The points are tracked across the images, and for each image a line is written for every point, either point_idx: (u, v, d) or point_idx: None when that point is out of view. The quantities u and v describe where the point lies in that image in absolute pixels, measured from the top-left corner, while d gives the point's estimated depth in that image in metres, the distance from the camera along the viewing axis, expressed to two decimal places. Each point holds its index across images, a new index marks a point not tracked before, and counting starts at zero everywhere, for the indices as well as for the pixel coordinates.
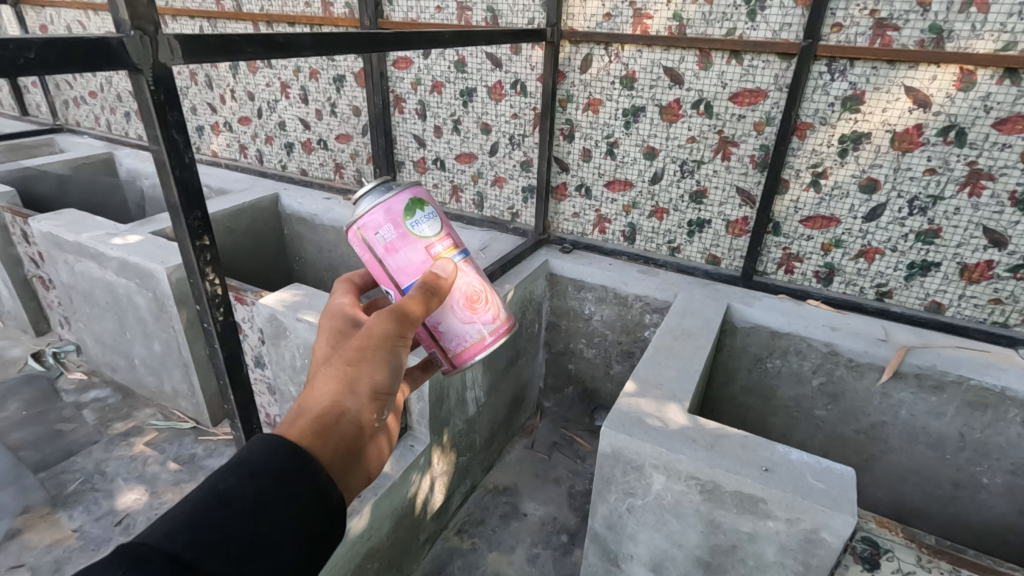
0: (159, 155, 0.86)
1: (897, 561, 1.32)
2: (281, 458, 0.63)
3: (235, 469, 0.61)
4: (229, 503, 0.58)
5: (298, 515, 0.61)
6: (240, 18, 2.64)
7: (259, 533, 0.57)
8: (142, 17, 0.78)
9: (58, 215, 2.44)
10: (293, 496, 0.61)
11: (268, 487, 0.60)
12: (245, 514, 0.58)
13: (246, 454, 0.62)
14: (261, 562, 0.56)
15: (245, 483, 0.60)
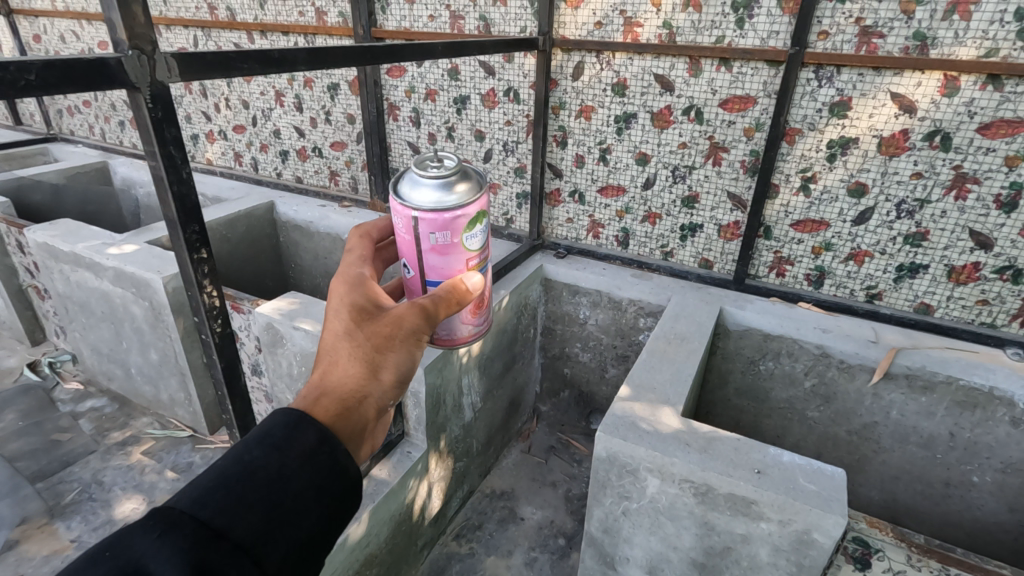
0: (157, 171, 0.88)
1: (887, 561, 1.34)
2: (305, 434, 0.66)
3: (259, 442, 0.64)
4: (253, 474, 0.61)
5: (318, 485, 0.63)
6: (234, 28, 2.65)
7: (283, 501, 0.60)
8: (139, 37, 0.79)
9: (53, 225, 2.45)
10: (313, 469, 0.64)
11: (290, 460, 0.63)
12: (269, 483, 0.61)
13: (270, 428, 0.65)
14: (283, 530, 0.59)
15: (268, 456, 0.62)
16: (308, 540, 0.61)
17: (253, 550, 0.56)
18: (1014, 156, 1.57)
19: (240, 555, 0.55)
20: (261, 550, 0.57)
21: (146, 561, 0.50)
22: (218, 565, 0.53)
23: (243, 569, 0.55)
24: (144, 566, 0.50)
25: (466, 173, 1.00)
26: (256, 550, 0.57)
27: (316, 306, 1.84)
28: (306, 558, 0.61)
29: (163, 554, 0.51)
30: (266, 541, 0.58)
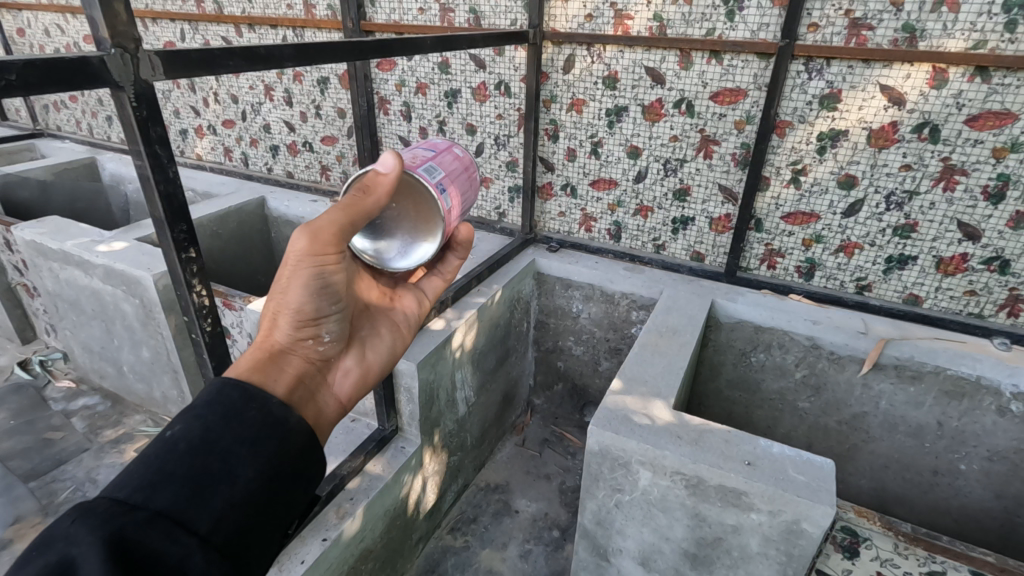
0: (143, 170, 0.87)
1: (875, 549, 1.37)
2: (227, 397, 0.65)
3: (182, 416, 0.63)
4: (175, 446, 0.60)
5: (250, 441, 0.63)
6: (221, 21, 2.62)
7: (209, 464, 0.60)
8: (122, 35, 0.79)
9: (40, 222, 2.42)
10: (240, 428, 0.63)
11: (213, 424, 0.62)
12: (194, 452, 0.60)
13: (192, 401, 0.65)
14: (214, 492, 0.59)
15: (190, 426, 0.62)
16: (249, 495, 0.61)
17: (182, 517, 0.56)
18: (1001, 147, 1.58)
19: (163, 522, 0.54)
20: (189, 513, 0.56)
21: (68, 549, 0.50)
22: (140, 535, 0.52)
23: (170, 535, 0.54)
24: (67, 556, 0.50)
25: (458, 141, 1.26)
26: (185, 516, 0.56)
27: None
28: (250, 512, 0.60)
29: (79, 535, 0.50)
30: (193, 505, 0.57)
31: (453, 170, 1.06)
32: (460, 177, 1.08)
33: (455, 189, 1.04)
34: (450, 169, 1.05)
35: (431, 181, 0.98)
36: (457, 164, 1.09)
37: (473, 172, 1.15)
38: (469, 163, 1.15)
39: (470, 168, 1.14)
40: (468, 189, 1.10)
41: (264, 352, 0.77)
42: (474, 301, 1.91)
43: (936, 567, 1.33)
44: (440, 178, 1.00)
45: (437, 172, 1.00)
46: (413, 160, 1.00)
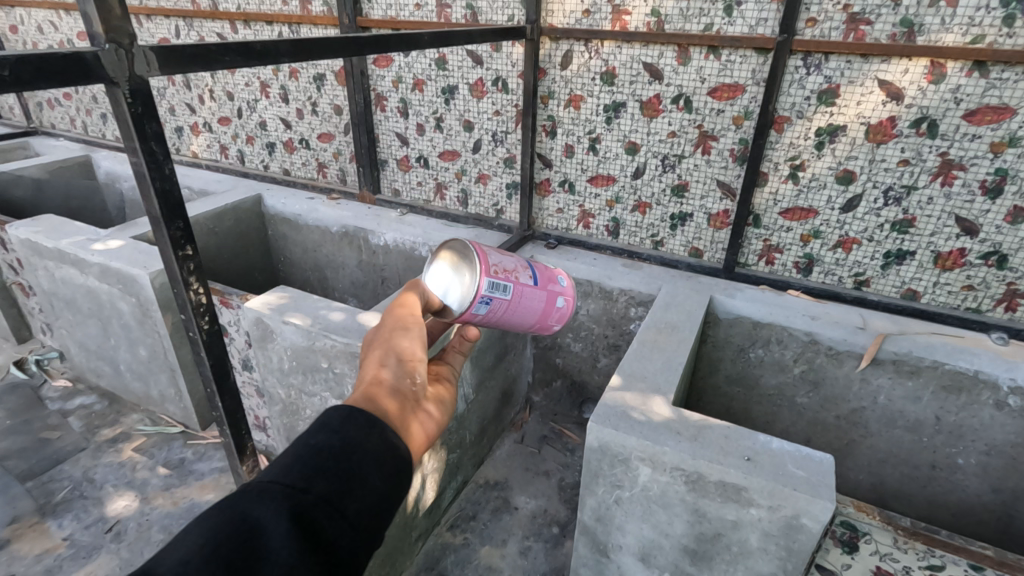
0: (139, 167, 0.86)
1: (874, 543, 1.37)
2: (357, 415, 0.69)
3: (319, 429, 0.66)
4: (322, 449, 0.63)
5: (382, 457, 0.66)
6: (216, 17, 2.60)
7: (354, 463, 0.63)
8: (116, 30, 0.78)
9: (35, 220, 2.41)
10: (372, 438, 0.67)
11: (353, 430, 0.67)
12: (336, 455, 0.63)
13: (324, 416, 0.68)
14: (354, 490, 0.62)
15: (330, 435, 0.65)
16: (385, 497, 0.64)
17: (333, 507, 0.60)
18: (999, 142, 1.58)
19: (322, 508, 0.59)
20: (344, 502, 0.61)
21: (254, 516, 0.57)
22: (308, 513, 0.58)
23: (327, 520, 0.59)
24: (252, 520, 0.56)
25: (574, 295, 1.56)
26: (335, 506, 0.60)
27: (305, 301, 1.84)
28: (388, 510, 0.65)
29: (262, 511, 0.57)
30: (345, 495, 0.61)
31: (515, 304, 1.34)
32: (513, 313, 1.36)
33: (495, 312, 1.31)
34: (512, 300, 1.33)
35: (486, 292, 1.25)
36: (524, 305, 1.37)
37: (531, 321, 1.43)
38: (538, 314, 1.43)
39: (535, 316, 1.42)
40: (508, 323, 1.38)
41: (371, 383, 0.80)
42: None
43: (935, 561, 1.33)
44: (491, 297, 1.27)
45: (496, 293, 1.27)
46: (501, 271, 1.29)
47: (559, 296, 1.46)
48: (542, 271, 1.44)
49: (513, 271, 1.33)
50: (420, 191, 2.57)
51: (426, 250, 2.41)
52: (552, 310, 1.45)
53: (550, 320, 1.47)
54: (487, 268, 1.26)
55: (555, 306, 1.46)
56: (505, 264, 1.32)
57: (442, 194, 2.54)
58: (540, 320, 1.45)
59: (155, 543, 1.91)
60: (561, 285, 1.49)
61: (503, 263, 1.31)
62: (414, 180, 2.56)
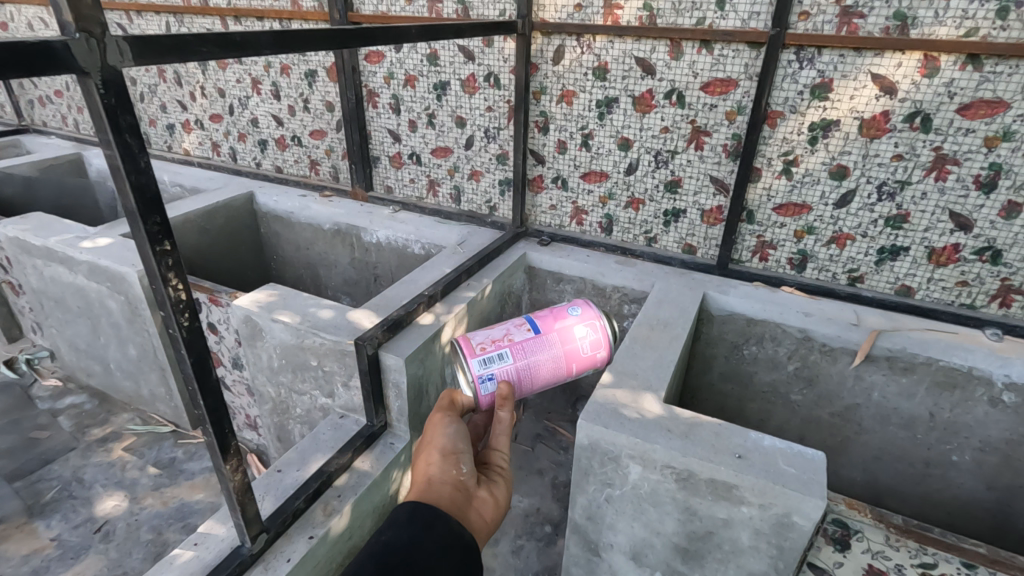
0: (113, 160, 0.84)
1: (866, 541, 1.36)
2: (424, 512, 0.93)
3: (390, 527, 0.89)
4: (392, 545, 0.84)
5: (442, 549, 0.87)
6: (207, 13, 2.58)
7: (419, 560, 0.83)
8: (86, 19, 0.76)
9: (24, 218, 2.38)
10: (431, 533, 0.89)
11: (417, 531, 0.88)
12: (404, 550, 0.84)
13: (393, 517, 0.91)
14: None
15: (398, 533, 0.87)
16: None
17: None
18: (993, 136, 1.57)
19: None
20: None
21: None
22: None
23: None
24: None
25: (604, 319, 1.57)
26: None
27: (295, 298, 1.82)
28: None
29: None
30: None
31: (527, 361, 1.45)
32: (534, 370, 1.46)
33: (511, 378, 1.43)
34: (519, 360, 1.44)
35: (481, 371, 1.39)
36: (536, 356, 1.46)
37: (564, 363, 1.50)
38: (563, 354, 1.49)
39: (561, 358, 1.49)
40: (541, 377, 1.48)
41: (423, 483, 1.03)
42: (464, 295, 1.89)
43: (928, 559, 1.32)
44: (491, 371, 1.40)
45: (493, 365, 1.40)
46: (490, 344, 1.43)
47: (572, 327, 1.51)
48: (546, 318, 1.52)
49: (506, 337, 1.46)
50: (413, 189, 2.56)
51: (420, 248, 2.39)
52: (573, 344, 1.50)
53: (577, 353, 1.51)
54: (473, 349, 1.41)
55: (577, 338, 1.51)
56: (496, 336, 1.46)
57: (435, 191, 2.52)
58: (571, 360, 1.51)
59: (144, 544, 1.90)
60: (574, 316, 1.53)
61: (488, 338, 1.45)
62: (407, 176, 2.54)
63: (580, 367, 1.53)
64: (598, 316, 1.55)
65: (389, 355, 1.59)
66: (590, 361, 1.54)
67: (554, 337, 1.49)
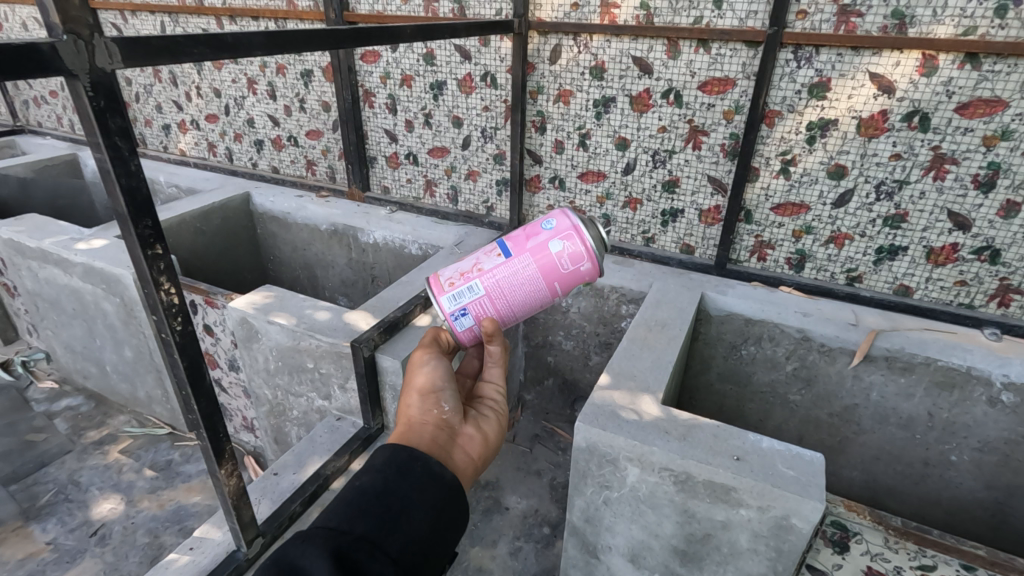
0: (103, 163, 0.83)
1: (865, 543, 1.35)
2: (400, 456, 0.86)
3: (366, 471, 0.83)
4: (365, 493, 0.79)
5: (419, 489, 0.82)
6: (202, 13, 2.56)
7: (391, 505, 0.78)
8: (74, 20, 0.75)
9: (18, 220, 2.37)
10: (409, 479, 0.83)
11: (391, 475, 0.82)
12: (380, 496, 0.79)
13: (371, 460, 0.85)
14: (398, 526, 0.77)
15: (373, 478, 0.81)
16: (422, 533, 0.78)
17: (375, 542, 0.74)
18: (991, 135, 1.56)
19: (366, 545, 0.73)
20: (383, 539, 0.74)
21: (300, 561, 0.68)
22: (351, 553, 0.71)
23: (369, 553, 0.72)
24: (298, 565, 0.68)
25: (589, 225, 1.20)
26: (377, 540, 0.74)
27: (291, 300, 1.81)
28: (424, 546, 0.77)
29: (307, 556, 0.68)
30: (385, 533, 0.75)
31: (499, 290, 1.18)
32: (510, 298, 1.19)
33: (489, 312, 1.20)
34: (492, 290, 1.19)
35: (451, 310, 1.19)
36: (509, 282, 1.18)
37: (544, 283, 1.19)
38: (543, 275, 1.18)
39: (539, 279, 1.18)
40: (523, 305, 1.21)
41: (405, 425, 1.00)
42: None
43: (926, 561, 1.32)
44: (463, 306, 1.19)
45: (464, 300, 1.18)
46: (458, 277, 1.20)
47: (548, 241, 1.18)
48: (517, 234, 1.21)
49: (475, 267, 1.20)
50: (410, 189, 2.54)
51: (417, 249, 2.38)
52: (552, 261, 1.18)
53: (560, 271, 1.19)
54: (440, 287, 1.21)
55: (554, 254, 1.18)
56: (465, 267, 1.22)
57: (433, 191, 2.51)
58: (553, 278, 1.19)
59: (141, 547, 1.89)
60: (548, 229, 1.19)
61: (452, 272, 1.22)
62: (404, 177, 2.53)
63: (569, 286, 1.22)
64: (579, 225, 1.19)
65: (384, 356, 1.58)
66: (581, 278, 1.21)
67: (526, 256, 1.18)
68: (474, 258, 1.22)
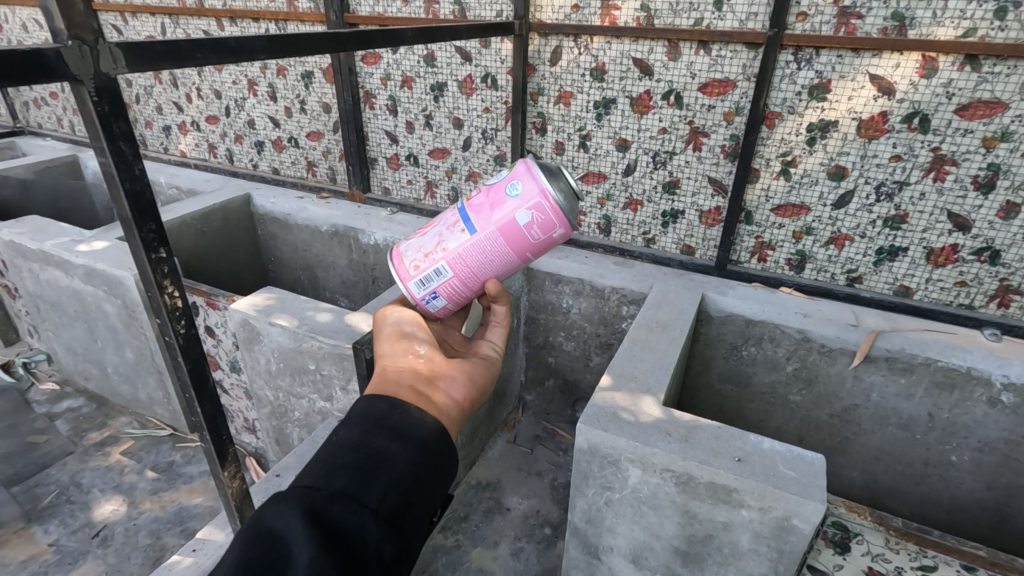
0: (107, 168, 0.84)
1: (866, 544, 1.36)
2: (377, 405, 0.84)
3: (343, 426, 0.81)
4: (342, 447, 0.77)
5: (397, 439, 0.80)
6: (202, 14, 2.57)
7: (369, 457, 0.77)
8: (79, 26, 0.75)
9: (19, 222, 2.37)
10: (388, 429, 0.81)
11: (368, 428, 0.81)
12: (357, 449, 0.77)
13: (348, 414, 0.84)
14: (377, 476, 0.75)
15: (350, 432, 0.80)
16: (403, 481, 0.77)
17: (354, 494, 0.73)
18: (991, 137, 1.57)
19: (345, 499, 0.72)
20: (361, 491, 0.73)
21: (278, 522, 0.68)
22: (328, 509, 0.70)
23: (348, 506, 0.71)
24: (276, 526, 0.67)
25: (554, 188, 1.13)
26: (355, 493, 0.73)
27: (292, 302, 1.82)
28: (406, 496, 0.76)
29: (283, 516, 0.68)
30: (363, 486, 0.74)
31: (467, 268, 1.19)
32: (480, 274, 1.20)
33: (459, 288, 1.21)
34: (460, 270, 1.19)
35: (422, 292, 1.22)
36: (475, 260, 1.18)
37: (514, 255, 1.17)
38: (511, 247, 1.16)
39: (509, 251, 1.17)
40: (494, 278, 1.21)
41: (382, 376, 0.99)
42: None
43: (927, 562, 1.32)
44: (433, 289, 1.22)
45: (433, 284, 1.21)
46: (423, 259, 1.21)
47: (512, 213, 1.14)
48: (481, 205, 1.17)
49: (441, 244, 1.20)
50: (411, 190, 2.55)
51: None
52: (517, 234, 1.14)
53: (527, 242, 1.16)
54: (408, 271, 1.23)
55: (520, 225, 1.14)
56: (430, 245, 1.21)
57: (433, 192, 2.51)
58: (522, 249, 1.17)
59: (143, 548, 1.89)
60: (513, 197, 1.14)
61: (417, 253, 1.22)
62: (404, 178, 2.53)
63: (540, 252, 1.19)
64: (544, 189, 1.12)
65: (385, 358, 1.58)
66: (551, 243, 1.18)
67: (489, 232, 1.15)
68: (438, 235, 1.21)
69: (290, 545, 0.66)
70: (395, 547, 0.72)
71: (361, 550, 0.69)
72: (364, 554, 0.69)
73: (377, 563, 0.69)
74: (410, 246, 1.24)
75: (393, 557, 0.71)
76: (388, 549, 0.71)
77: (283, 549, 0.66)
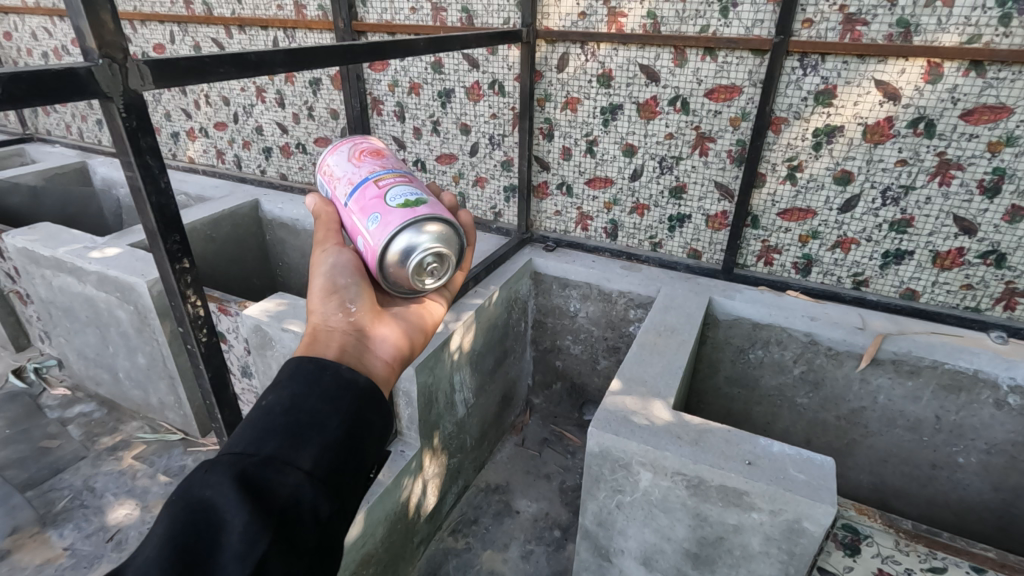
0: (134, 181, 0.86)
1: (876, 546, 1.37)
2: (307, 367, 0.75)
3: (271, 387, 0.72)
4: (271, 410, 0.69)
5: (330, 398, 0.72)
6: (211, 22, 2.59)
7: (300, 418, 0.69)
8: (110, 45, 0.77)
9: (31, 228, 2.39)
10: (322, 390, 0.72)
11: (300, 388, 0.72)
12: (287, 411, 0.69)
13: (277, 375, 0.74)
14: (310, 438, 0.68)
15: (280, 394, 0.71)
16: (339, 440, 0.70)
17: (286, 458, 0.65)
18: (996, 142, 1.58)
19: (278, 463, 0.65)
20: (292, 455, 0.66)
21: (206, 493, 0.61)
22: (259, 475, 0.63)
23: (280, 471, 0.64)
24: (205, 498, 0.60)
25: (391, 261, 1.02)
26: (287, 456, 0.65)
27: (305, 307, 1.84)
28: (342, 454, 0.69)
29: (209, 487, 0.61)
30: (296, 448, 0.66)
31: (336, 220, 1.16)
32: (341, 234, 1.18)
33: None
34: None
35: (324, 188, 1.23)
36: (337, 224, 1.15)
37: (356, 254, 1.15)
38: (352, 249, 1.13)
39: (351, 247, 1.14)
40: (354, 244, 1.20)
41: (311, 334, 0.84)
42: (471, 302, 1.88)
43: (937, 563, 1.34)
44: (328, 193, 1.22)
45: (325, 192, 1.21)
46: (328, 174, 1.17)
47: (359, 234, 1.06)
48: (368, 192, 1.07)
49: (337, 179, 1.14)
50: None
51: None
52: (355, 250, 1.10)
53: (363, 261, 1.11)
54: (322, 164, 1.20)
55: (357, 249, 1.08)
56: (338, 170, 1.15)
57: None
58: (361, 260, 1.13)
59: None
60: (368, 224, 1.05)
61: (334, 162, 1.17)
62: None
63: None
64: (377, 253, 1.02)
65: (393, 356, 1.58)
66: None
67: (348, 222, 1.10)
68: (346, 169, 1.14)
69: (222, 514, 0.60)
70: (334, 505, 0.67)
71: (298, 513, 0.63)
72: (301, 517, 0.64)
73: (315, 523, 0.64)
74: (334, 154, 1.17)
75: (330, 513, 0.66)
76: (326, 509, 0.66)
77: (214, 519, 0.60)
